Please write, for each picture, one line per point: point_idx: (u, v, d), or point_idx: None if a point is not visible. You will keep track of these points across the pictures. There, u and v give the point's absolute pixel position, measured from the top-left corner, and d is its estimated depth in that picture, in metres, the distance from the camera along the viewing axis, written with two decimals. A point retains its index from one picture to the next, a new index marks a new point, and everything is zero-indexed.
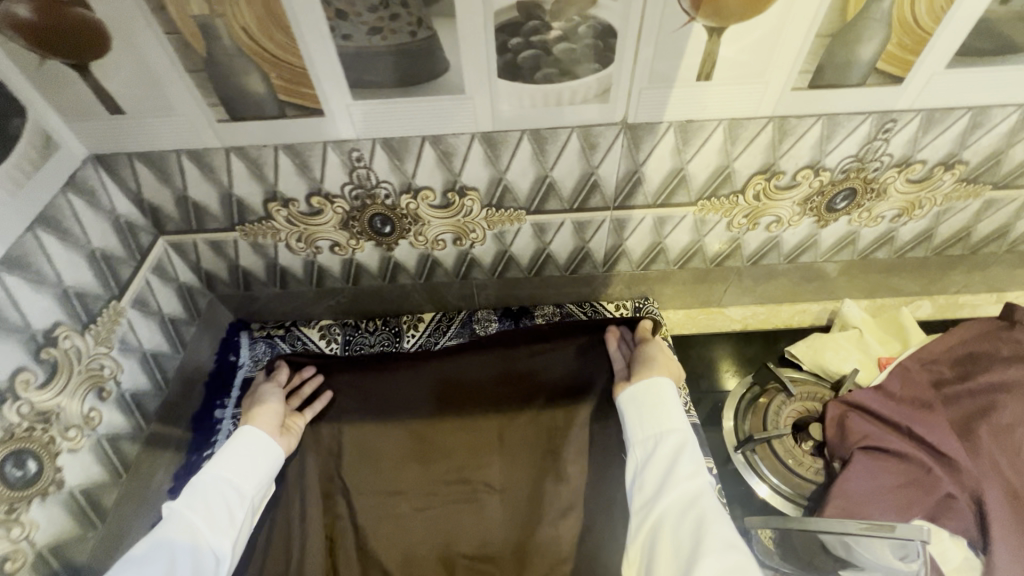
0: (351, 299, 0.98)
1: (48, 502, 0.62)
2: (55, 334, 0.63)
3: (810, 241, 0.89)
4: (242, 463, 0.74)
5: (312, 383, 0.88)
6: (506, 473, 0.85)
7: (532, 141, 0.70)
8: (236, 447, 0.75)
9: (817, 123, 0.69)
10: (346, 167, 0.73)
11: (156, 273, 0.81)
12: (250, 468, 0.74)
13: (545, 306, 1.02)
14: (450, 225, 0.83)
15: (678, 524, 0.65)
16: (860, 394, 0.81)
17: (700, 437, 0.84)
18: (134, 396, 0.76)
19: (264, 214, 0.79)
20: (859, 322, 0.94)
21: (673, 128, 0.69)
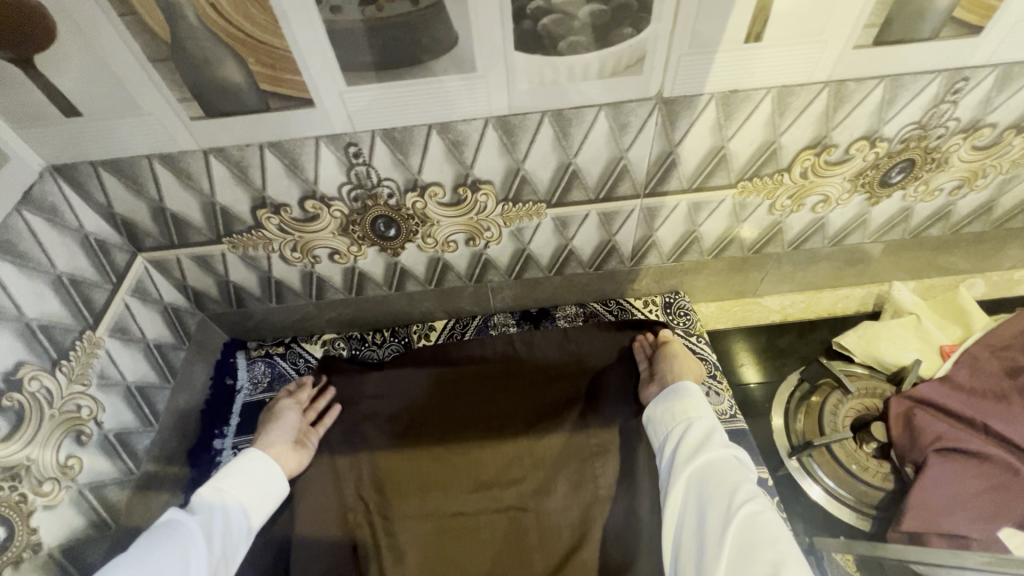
0: (354, 311, 0.90)
1: (24, 571, 0.54)
2: (20, 375, 0.55)
3: (859, 221, 0.81)
4: (258, 482, 0.67)
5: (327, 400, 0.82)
6: (541, 493, 0.76)
7: (553, 123, 0.61)
8: (250, 466, 0.67)
9: (880, 86, 0.61)
10: (343, 164, 0.64)
11: (136, 296, 0.72)
12: (260, 490, 0.67)
13: (566, 306, 0.94)
14: (462, 225, 0.74)
15: (703, 493, 0.58)
16: (927, 388, 0.73)
17: (751, 444, 0.76)
18: (119, 436, 0.68)
19: (254, 223, 0.71)
20: (914, 307, 0.85)
21: (715, 101, 0.61)
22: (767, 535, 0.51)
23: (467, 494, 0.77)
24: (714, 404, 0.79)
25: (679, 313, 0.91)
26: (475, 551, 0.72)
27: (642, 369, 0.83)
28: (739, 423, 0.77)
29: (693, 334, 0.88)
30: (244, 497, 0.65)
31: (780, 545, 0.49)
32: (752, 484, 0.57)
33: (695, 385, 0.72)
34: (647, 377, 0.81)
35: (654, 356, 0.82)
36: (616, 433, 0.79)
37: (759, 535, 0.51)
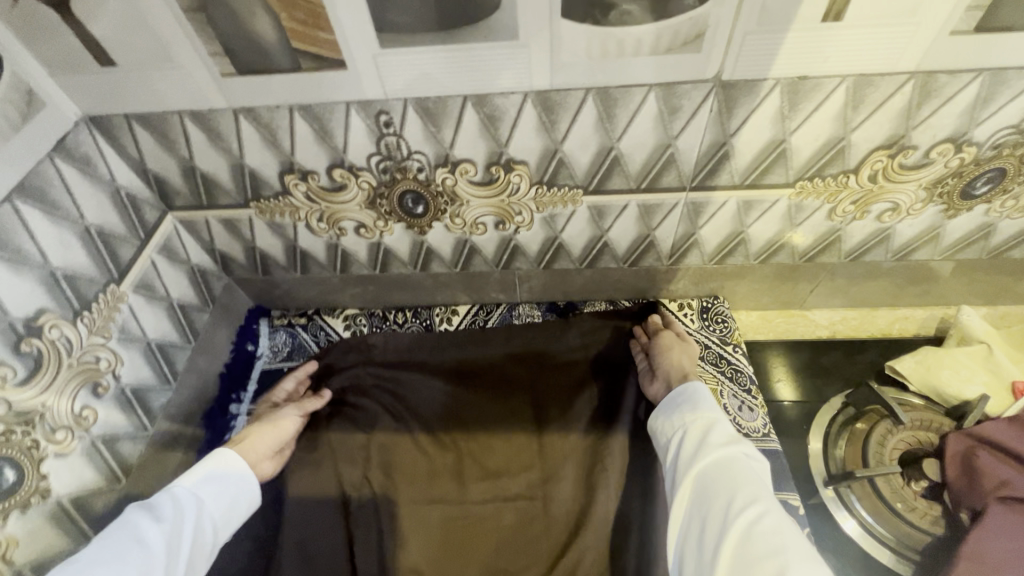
0: (378, 288, 0.88)
1: (31, 515, 0.54)
2: (40, 322, 0.55)
3: (930, 235, 0.73)
4: (229, 486, 0.62)
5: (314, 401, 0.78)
6: (548, 482, 0.73)
7: (597, 102, 0.57)
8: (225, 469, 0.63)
9: (975, 81, 0.53)
10: (373, 133, 0.61)
11: (163, 254, 0.73)
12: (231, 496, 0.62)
13: (596, 301, 0.89)
14: (493, 206, 0.70)
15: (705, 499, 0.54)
16: (993, 428, 0.66)
17: (783, 467, 0.70)
18: (136, 392, 0.68)
19: (281, 188, 0.69)
20: (984, 336, 0.76)
21: (780, 88, 0.54)
22: (770, 548, 0.48)
23: (472, 480, 0.74)
24: (745, 421, 0.74)
25: (717, 319, 0.85)
26: (476, 543, 0.70)
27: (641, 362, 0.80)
28: (772, 444, 0.73)
29: (729, 344, 0.83)
30: (216, 514, 0.60)
31: (783, 559, 0.46)
32: (760, 488, 0.53)
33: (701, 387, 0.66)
34: (647, 371, 0.78)
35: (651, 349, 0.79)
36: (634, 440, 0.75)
37: (761, 548, 0.48)
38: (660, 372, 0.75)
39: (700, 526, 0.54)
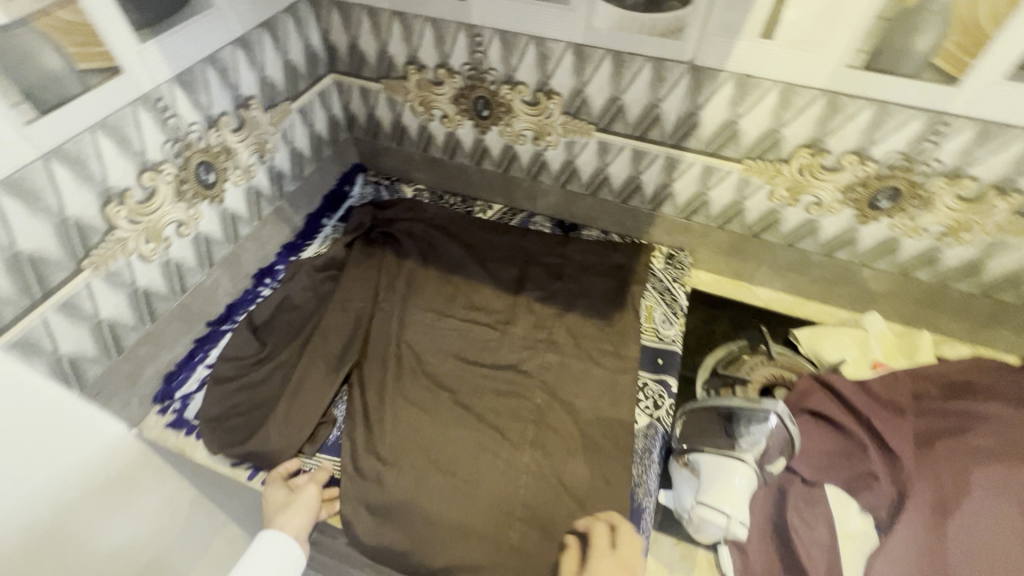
0: (444, 171, 1.22)
1: (213, 207, 0.92)
2: (250, 103, 0.93)
3: (848, 236, 0.94)
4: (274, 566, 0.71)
5: (354, 257, 1.10)
6: (510, 323, 1.03)
7: (612, 62, 0.86)
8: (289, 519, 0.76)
9: (868, 108, 0.76)
10: (469, 49, 0.94)
11: (320, 98, 1.10)
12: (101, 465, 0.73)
13: (593, 229, 1.17)
14: (533, 123, 1.01)
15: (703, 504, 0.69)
16: (836, 376, 0.87)
17: (674, 363, 0.96)
18: (279, 172, 1.06)
19: (403, 74, 1.04)
20: (875, 330, 0.96)
21: (733, 80, 0.80)
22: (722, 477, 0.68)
23: (460, 306, 1.06)
24: (663, 330, 1.01)
25: (676, 265, 1.10)
26: (449, 339, 1.01)
27: (598, 305, 1.04)
28: (674, 347, 0.99)
29: (677, 284, 1.07)
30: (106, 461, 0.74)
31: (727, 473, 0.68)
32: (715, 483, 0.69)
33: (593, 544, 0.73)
34: (593, 313, 1.04)
35: (602, 305, 1.04)
36: (580, 320, 1.03)
37: (720, 478, 0.68)
38: (588, 330, 1.01)
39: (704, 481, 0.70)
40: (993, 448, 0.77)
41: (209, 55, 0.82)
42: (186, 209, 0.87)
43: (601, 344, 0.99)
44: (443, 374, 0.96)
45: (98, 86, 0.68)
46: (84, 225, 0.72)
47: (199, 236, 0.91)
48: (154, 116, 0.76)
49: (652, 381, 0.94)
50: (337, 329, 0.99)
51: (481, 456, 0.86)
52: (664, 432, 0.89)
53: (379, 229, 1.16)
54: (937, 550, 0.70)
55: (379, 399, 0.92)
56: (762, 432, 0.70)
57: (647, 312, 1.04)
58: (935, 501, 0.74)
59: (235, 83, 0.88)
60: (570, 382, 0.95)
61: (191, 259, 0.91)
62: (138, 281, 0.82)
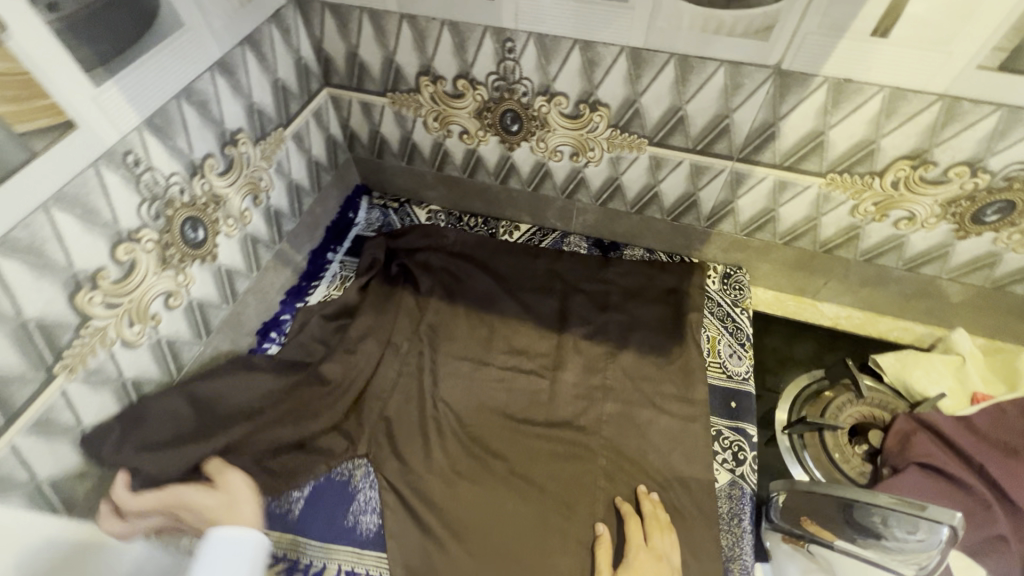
0: (461, 191, 1.07)
1: (204, 267, 0.77)
2: (237, 138, 0.76)
3: (940, 251, 0.83)
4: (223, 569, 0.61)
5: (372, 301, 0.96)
6: (558, 368, 0.91)
7: (677, 67, 0.72)
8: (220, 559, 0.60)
9: (994, 115, 0.64)
10: (497, 56, 0.79)
11: (315, 117, 0.94)
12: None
13: (635, 248, 1.04)
14: (572, 138, 0.87)
15: None
16: (936, 415, 0.78)
17: (748, 405, 0.86)
18: (276, 213, 0.91)
19: (414, 86, 0.88)
20: (966, 351, 0.87)
21: (827, 85, 0.67)
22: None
23: (499, 350, 0.93)
24: (731, 366, 0.90)
25: (734, 286, 0.98)
26: (491, 394, 0.88)
27: (654, 339, 0.93)
28: (747, 387, 0.88)
29: (739, 308, 0.96)
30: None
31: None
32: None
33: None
34: (649, 349, 0.92)
35: (658, 340, 0.92)
36: (636, 359, 0.91)
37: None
38: (647, 371, 0.90)
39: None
40: None
41: (184, 88, 0.65)
42: (174, 277, 0.72)
43: (664, 386, 0.88)
44: (490, 438, 0.84)
45: (47, 150, 0.52)
46: (50, 326, 0.57)
47: (191, 304, 0.76)
48: (123, 174, 0.61)
49: (726, 429, 0.84)
50: (355, 391, 0.87)
51: (547, 537, 0.76)
52: (750, 492, 0.79)
53: (397, 262, 1.01)
54: None
55: (422, 475, 0.80)
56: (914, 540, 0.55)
57: (710, 344, 0.93)
58: None
59: (219, 117, 0.72)
60: (636, 437, 0.84)
61: (185, 332, 0.77)
62: (124, 373, 0.68)
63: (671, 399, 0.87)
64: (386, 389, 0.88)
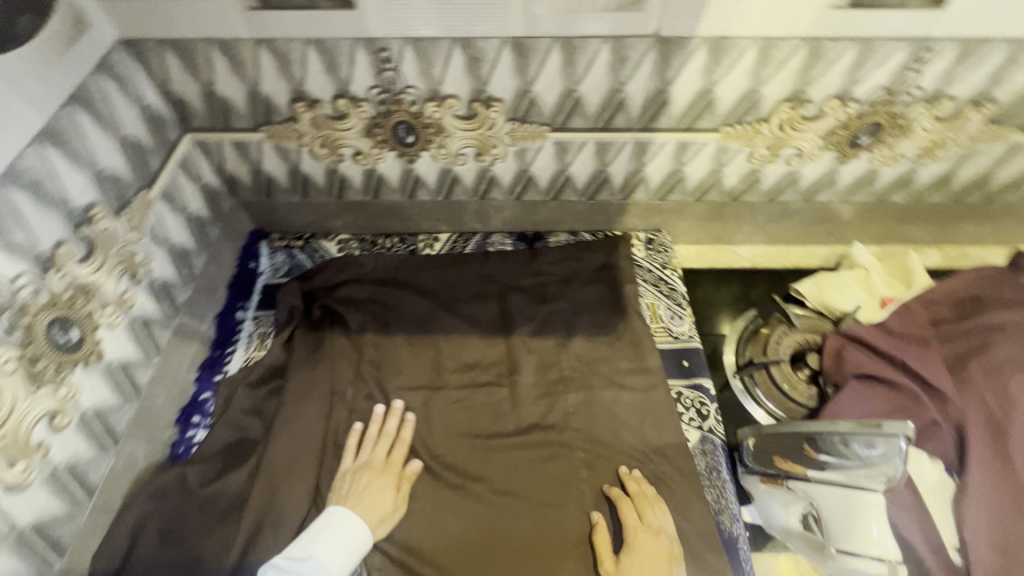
0: (369, 214, 1.00)
1: (90, 370, 0.67)
2: (92, 214, 0.65)
3: (828, 178, 0.90)
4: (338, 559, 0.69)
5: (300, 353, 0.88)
6: (514, 373, 0.89)
7: (561, 51, 0.70)
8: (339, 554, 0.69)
9: (851, 48, 0.69)
10: (374, 68, 0.73)
11: (182, 169, 0.83)
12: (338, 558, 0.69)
13: (559, 233, 1.03)
14: (473, 138, 0.84)
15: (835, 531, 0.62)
16: (860, 328, 0.85)
17: (698, 360, 0.89)
18: (163, 285, 0.81)
19: (290, 115, 0.80)
20: (866, 263, 0.96)
21: (705, 46, 0.69)
22: (845, 504, 0.62)
23: (451, 369, 0.89)
24: (674, 327, 0.93)
25: (659, 249, 1.01)
26: (452, 416, 0.85)
27: (598, 320, 0.93)
28: (693, 343, 0.91)
29: (668, 270, 0.99)
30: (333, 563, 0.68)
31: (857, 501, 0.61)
32: (841, 516, 0.62)
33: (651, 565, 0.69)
34: (596, 331, 0.92)
35: (603, 320, 0.93)
36: (587, 343, 0.91)
37: (843, 502, 0.62)
38: (600, 353, 0.90)
39: (825, 510, 0.64)
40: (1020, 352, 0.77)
41: (5, 170, 0.54)
42: (54, 393, 0.61)
43: (619, 363, 0.89)
44: (461, 463, 0.81)
45: None
46: None
47: (83, 415, 0.67)
48: None
49: (686, 389, 0.87)
50: (301, 456, 0.79)
51: (543, 544, 0.75)
52: (721, 442, 0.82)
53: (321, 304, 0.93)
54: (1011, 476, 0.69)
55: (400, 522, 0.76)
56: (877, 461, 0.58)
57: (651, 311, 0.95)
58: (992, 425, 0.73)
59: (61, 194, 0.61)
60: (606, 421, 0.84)
61: (85, 449, 0.68)
62: (19, 520, 0.59)
63: (628, 374, 0.88)
64: (336, 444, 0.81)
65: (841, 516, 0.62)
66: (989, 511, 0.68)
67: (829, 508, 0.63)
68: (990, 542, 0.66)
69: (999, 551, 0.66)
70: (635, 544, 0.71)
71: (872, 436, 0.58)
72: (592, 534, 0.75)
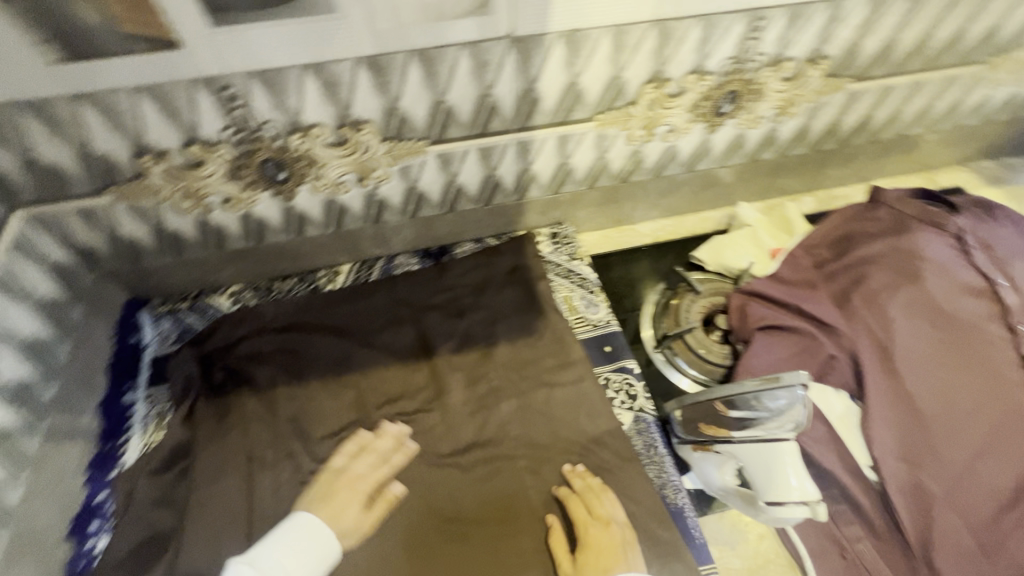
0: (258, 260, 0.93)
1: None
2: None
3: (703, 148, 0.94)
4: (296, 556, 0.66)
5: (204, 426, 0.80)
6: (442, 396, 0.86)
7: (419, 63, 0.68)
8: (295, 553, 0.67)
9: (695, 25, 0.73)
10: (220, 108, 0.67)
11: (18, 254, 0.71)
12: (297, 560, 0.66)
13: (464, 243, 1.02)
14: (350, 165, 0.80)
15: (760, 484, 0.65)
16: (757, 283, 0.91)
17: (619, 344, 0.91)
18: (20, 386, 0.72)
19: (137, 171, 0.72)
20: (753, 221, 1.03)
21: (561, 40, 0.70)
22: (764, 456, 0.64)
23: (376, 405, 0.85)
24: (591, 315, 0.95)
25: (564, 242, 1.02)
26: (384, 455, 0.79)
27: (518, 323, 0.92)
28: (612, 327, 0.93)
29: (576, 260, 1.00)
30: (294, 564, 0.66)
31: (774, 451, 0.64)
32: (762, 469, 0.65)
33: (608, 557, 0.69)
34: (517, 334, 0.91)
35: (522, 322, 0.92)
36: (511, 349, 0.90)
37: (763, 455, 0.65)
38: (525, 356, 0.90)
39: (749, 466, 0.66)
40: (891, 277, 0.83)
41: None
42: None
43: (545, 362, 0.89)
44: (400, 504, 0.77)
45: None
46: None
47: None
48: None
49: (612, 373, 0.89)
50: (226, 538, 0.72)
51: (502, 565, 0.73)
52: (652, 418, 0.85)
53: (219, 365, 0.86)
54: (903, 392, 0.76)
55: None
56: (783, 413, 0.64)
57: (567, 304, 0.96)
58: (881, 349, 0.79)
59: None
60: (542, 423, 0.84)
61: None
62: None
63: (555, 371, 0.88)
64: (262, 516, 0.75)
65: (762, 469, 0.65)
66: (892, 427, 0.75)
67: (752, 463, 0.66)
68: (898, 454, 0.74)
69: (905, 461, 0.74)
70: (590, 538, 0.71)
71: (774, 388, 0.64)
72: (549, 541, 0.74)
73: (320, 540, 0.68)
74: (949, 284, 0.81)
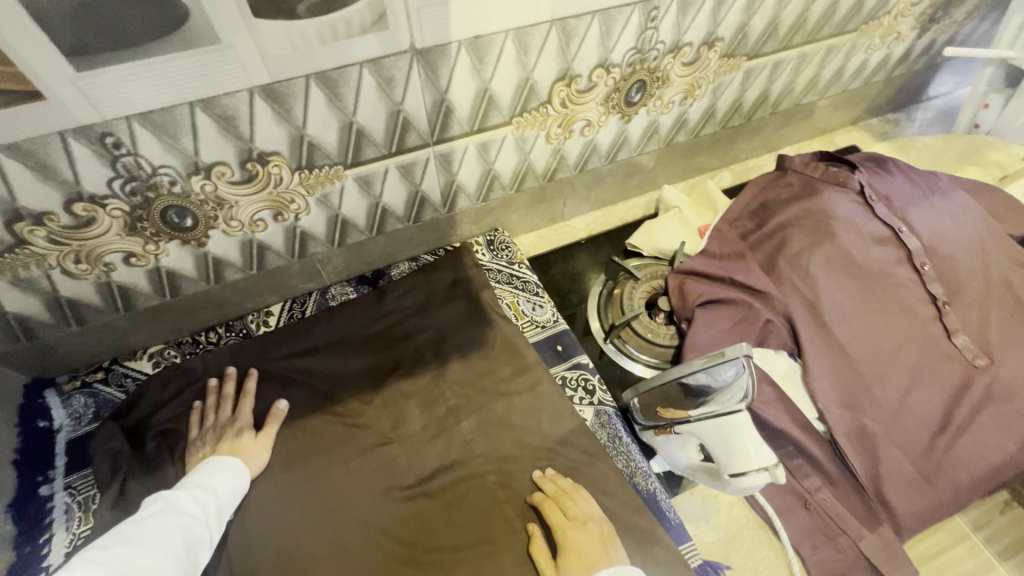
0: (177, 315, 0.86)
1: None
2: None
3: (621, 138, 0.96)
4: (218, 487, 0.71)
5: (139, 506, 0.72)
6: (399, 425, 0.83)
7: (321, 87, 0.65)
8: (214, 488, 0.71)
9: (594, 21, 0.74)
10: (103, 158, 0.61)
11: None
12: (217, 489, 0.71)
13: (399, 263, 0.99)
14: (264, 201, 0.75)
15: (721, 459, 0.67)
16: (690, 260, 0.92)
17: (570, 341, 0.91)
18: None
19: (16, 239, 0.65)
20: (677, 202, 1.07)
21: (465, 48, 0.69)
22: (721, 432, 0.66)
23: (330, 447, 0.80)
24: (538, 317, 0.94)
25: (501, 247, 1.01)
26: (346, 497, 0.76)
27: (467, 337, 0.90)
28: (560, 326, 0.94)
29: (515, 264, 1.00)
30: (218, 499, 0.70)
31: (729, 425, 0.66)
32: (721, 444, 0.67)
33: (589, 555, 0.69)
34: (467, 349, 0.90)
35: (471, 335, 0.90)
36: (463, 364, 0.88)
37: (719, 430, 0.66)
38: (479, 369, 0.88)
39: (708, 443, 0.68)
40: (808, 238, 0.89)
41: None
42: None
43: (500, 372, 0.87)
44: (371, 546, 0.73)
45: None
46: None
47: None
48: None
49: (568, 372, 0.89)
50: None
51: None
52: (613, 409, 0.86)
53: (149, 434, 0.78)
54: (834, 342, 0.81)
55: None
56: (731, 385, 0.67)
57: (513, 309, 0.95)
58: (809, 305, 0.84)
59: None
60: (506, 434, 0.82)
61: None
62: None
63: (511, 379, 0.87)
64: None
65: (721, 444, 0.66)
66: (830, 377, 0.80)
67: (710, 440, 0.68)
68: (837, 402, 0.78)
69: (848, 407, 0.78)
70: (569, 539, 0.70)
71: (720, 364, 0.67)
72: (530, 552, 0.72)
73: (230, 465, 0.73)
74: (861, 239, 0.89)
